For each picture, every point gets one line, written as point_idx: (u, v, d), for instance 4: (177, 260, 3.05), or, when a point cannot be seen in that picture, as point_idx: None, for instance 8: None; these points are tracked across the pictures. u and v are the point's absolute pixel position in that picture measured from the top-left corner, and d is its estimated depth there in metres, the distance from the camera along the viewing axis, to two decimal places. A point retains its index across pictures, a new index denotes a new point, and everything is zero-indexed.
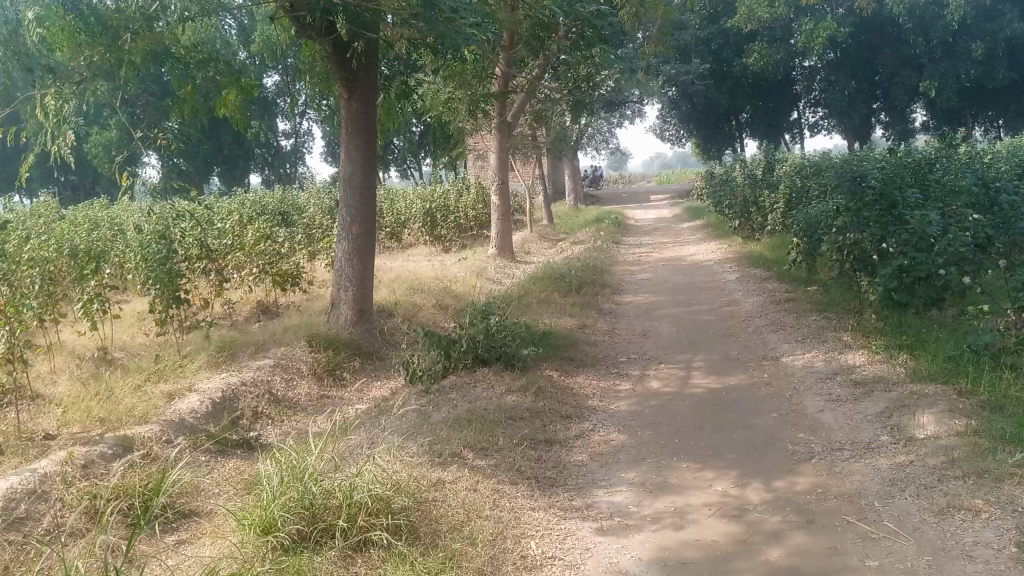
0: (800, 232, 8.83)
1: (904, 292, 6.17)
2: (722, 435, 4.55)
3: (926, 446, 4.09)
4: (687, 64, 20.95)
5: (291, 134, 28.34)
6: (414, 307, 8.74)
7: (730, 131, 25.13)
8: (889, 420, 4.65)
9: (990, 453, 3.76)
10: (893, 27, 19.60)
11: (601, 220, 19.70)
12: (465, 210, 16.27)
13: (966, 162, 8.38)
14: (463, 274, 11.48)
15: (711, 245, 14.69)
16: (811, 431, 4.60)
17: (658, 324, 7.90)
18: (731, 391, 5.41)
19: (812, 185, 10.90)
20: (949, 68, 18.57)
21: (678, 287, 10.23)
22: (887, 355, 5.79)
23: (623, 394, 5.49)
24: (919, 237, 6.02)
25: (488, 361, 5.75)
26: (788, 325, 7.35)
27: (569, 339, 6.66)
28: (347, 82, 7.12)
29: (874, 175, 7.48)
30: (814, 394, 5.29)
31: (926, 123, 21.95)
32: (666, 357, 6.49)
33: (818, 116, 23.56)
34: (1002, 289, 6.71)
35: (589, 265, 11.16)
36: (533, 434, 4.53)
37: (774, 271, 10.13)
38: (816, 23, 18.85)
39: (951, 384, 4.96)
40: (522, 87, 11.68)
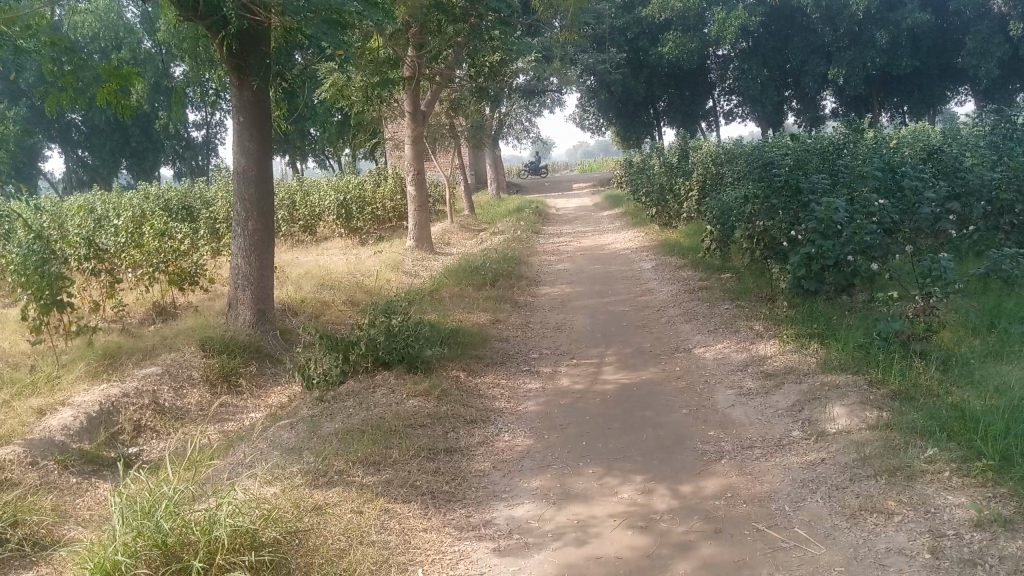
0: (712, 220, 8.75)
1: (813, 279, 6.07)
2: (632, 435, 4.33)
3: (837, 443, 3.96)
4: (604, 54, 20.59)
5: (202, 126, 27.25)
6: (321, 304, 8.30)
7: (648, 119, 24.99)
8: (801, 414, 4.52)
9: (902, 448, 3.65)
10: (802, 16, 19.98)
11: (521, 209, 19.50)
12: (383, 201, 15.80)
13: (871, 147, 8.43)
14: (378, 268, 11.07)
15: (629, 234, 14.62)
16: (723, 427, 4.43)
17: (574, 316, 7.66)
18: (641, 387, 5.20)
19: (727, 172, 10.87)
20: (855, 56, 19.02)
21: (596, 277, 10.04)
22: (798, 344, 5.69)
23: (532, 392, 5.22)
24: (825, 225, 5.90)
25: (389, 363, 5.37)
26: (700, 314, 7.24)
27: (480, 336, 6.32)
28: (237, 68, 6.63)
29: (782, 162, 7.42)
30: (725, 388, 5.13)
31: (834, 111, 22.22)
32: (578, 352, 6.25)
33: (733, 104, 23.79)
34: (910, 274, 6.70)
35: (507, 257, 10.87)
36: (432, 441, 4.22)
37: (690, 259, 10.04)
38: (728, 11, 19.07)
39: (862, 374, 4.86)
40: (434, 75, 11.33)
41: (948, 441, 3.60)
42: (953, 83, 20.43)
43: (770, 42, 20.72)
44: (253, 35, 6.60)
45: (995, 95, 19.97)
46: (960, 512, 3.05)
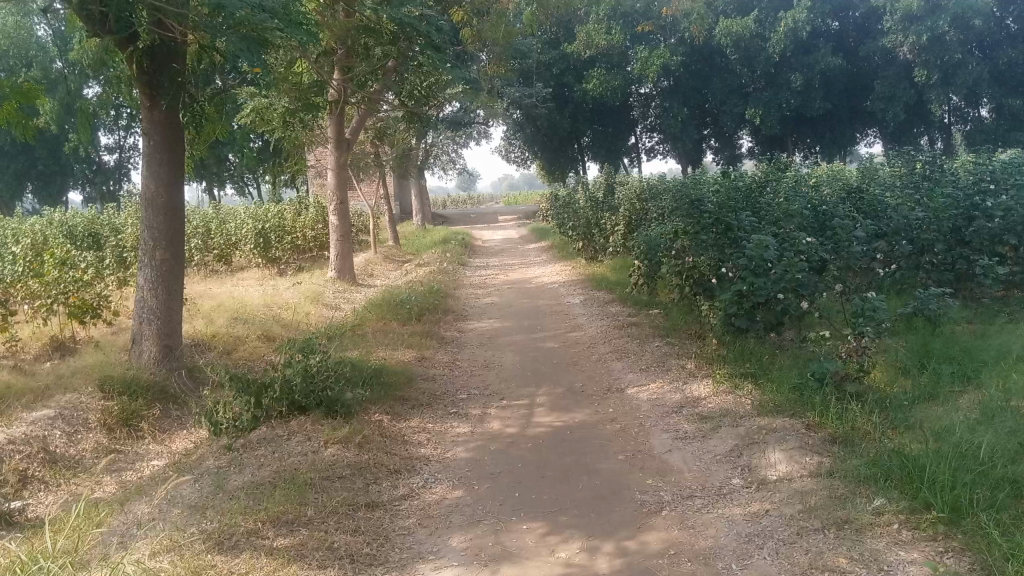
0: (639, 255, 8.68)
1: (744, 317, 5.96)
2: (566, 485, 4.07)
3: (780, 492, 3.80)
4: (530, 88, 20.62)
5: (115, 149, 26.14)
6: (234, 340, 7.83)
7: (572, 153, 25.06)
8: (740, 460, 4.35)
9: (849, 499, 3.51)
10: (721, 57, 20.48)
11: (447, 240, 19.24)
12: (303, 230, 15.27)
13: (794, 185, 8.52)
14: (296, 300, 10.62)
15: (556, 267, 14.49)
16: (661, 475, 4.22)
17: (502, 354, 7.39)
18: (575, 430, 4.97)
19: (652, 208, 10.86)
20: (771, 97, 19.55)
21: (524, 312, 9.82)
22: (732, 385, 5.56)
23: (460, 438, 4.92)
24: (756, 262, 5.81)
25: (306, 408, 4.99)
26: (631, 352, 7.08)
27: (404, 376, 5.99)
28: (148, 89, 6.20)
29: (710, 199, 7.37)
30: (660, 432, 4.95)
31: (751, 150, 22.77)
32: (508, 392, 5.98)
33: (654, 141, 24.11)
34: (838, 313, 6.70)
35: (432, 289, 10.56)
36: (351, 496, 3.88)
37: (618, 294, 9.92)
38: (651, 50, 19.37)
39: (799, 418, 4.75)
40: (358, 103, 11.00)
41: (893, 490, 3.47)
42: (861, 125, 21.26)
43: (689, 82, 21.05)
44: (165, 50, 6.18)
45: (901, 138, 20.80)
46: (915, 570, 2.90)
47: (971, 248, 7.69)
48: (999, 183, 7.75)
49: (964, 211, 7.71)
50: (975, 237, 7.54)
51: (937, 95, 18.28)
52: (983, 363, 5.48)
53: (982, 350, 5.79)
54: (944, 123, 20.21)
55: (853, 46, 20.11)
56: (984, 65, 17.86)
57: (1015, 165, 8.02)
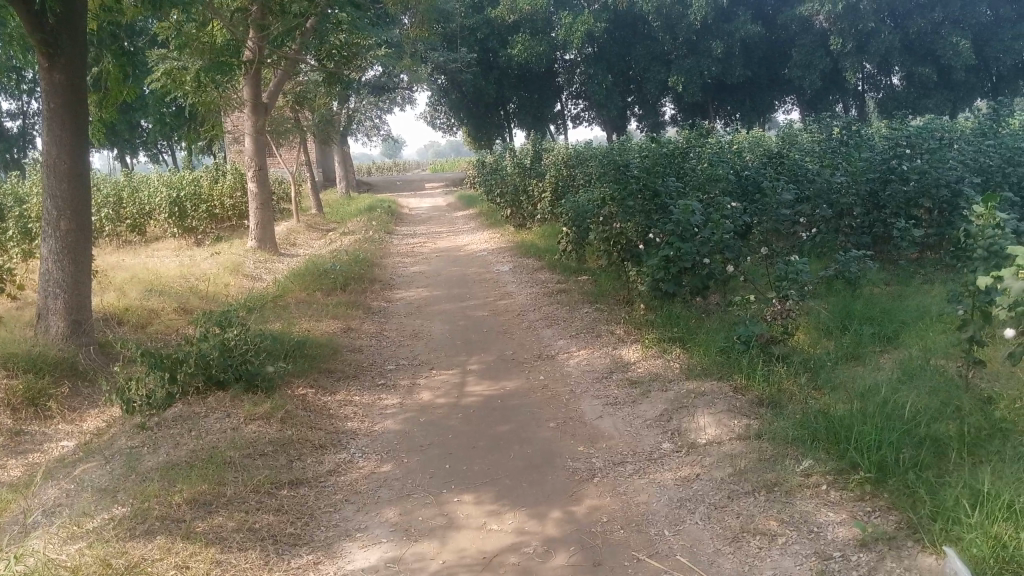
0: (567, 221, 8.64)
1: (671, 282, 5.96)
2: (498, 455, 4.00)
3: (710, 455, 3.81)
4: (454, 53, 20.27)
5: (17, 115, 24.75)
6: (148, 313, 7.47)
7: (499, 120, 24.76)
8: (670, 424, 4.34)
9: (777, 461, 3.54)
10: (644, 24, 20.51)
11: (373, 208, 18.89)
12: (220, 199, 14.73)
13: (717, 150, 8.59)
14: (214, 270, 10.25)
15: (484, 235, 14.38)
16: (592, 442, 4.19)
17: (431, 323, 7.25)
18: (506, 398, 4.90)
19: (580, 174, 10.83)
20: (693, 64, 19.69)
21: (452, 280, 9.69)
22: (661, 349, 5.57)
23: (389, 409, 4.79)
24: (682, 228, 5.78)
25: (224, 383, 4.77)
26: (560, 318, 7.03)
27: (329, 347, 5.82)
28: (46, 46, 5.74)
29: (636, 164, 7.33)
30: (591, 397, 4.91)
31: (673, 117, 22.98)
32: (438, 361, 5.86)
33: (580, 108, 24.05)
34: (762, 277, 6.80)
35: (357, 258, 10.32)
36: (274, 474, 3.72)
37: (547, 261, 9.88)
38: (575, 17, 19.31)
39: (726, 381, 4.79)
40: (275, 64, 10.57)
41: (821, 450, 3.52)
42: (780, 92, 21.64)
43: (613, 48, 20.97)
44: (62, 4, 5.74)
45: (818, 104, 21.29)
46: (843, 531, 2.94)
47: (888, 211, 7.90)
48: (915, 148, 7.98)
49: (881, 174, 7.91)
50: (891, 200, 7.75)
51: (851, 63, 18.66)
52: (901, 324, 5.64)
53: (900, 311, 5.95)
54: (858, 91, 20.67)
55: (772, 13, 20.36)
56: (896, 34, 18.23)
57: (928, 130, 8.24)
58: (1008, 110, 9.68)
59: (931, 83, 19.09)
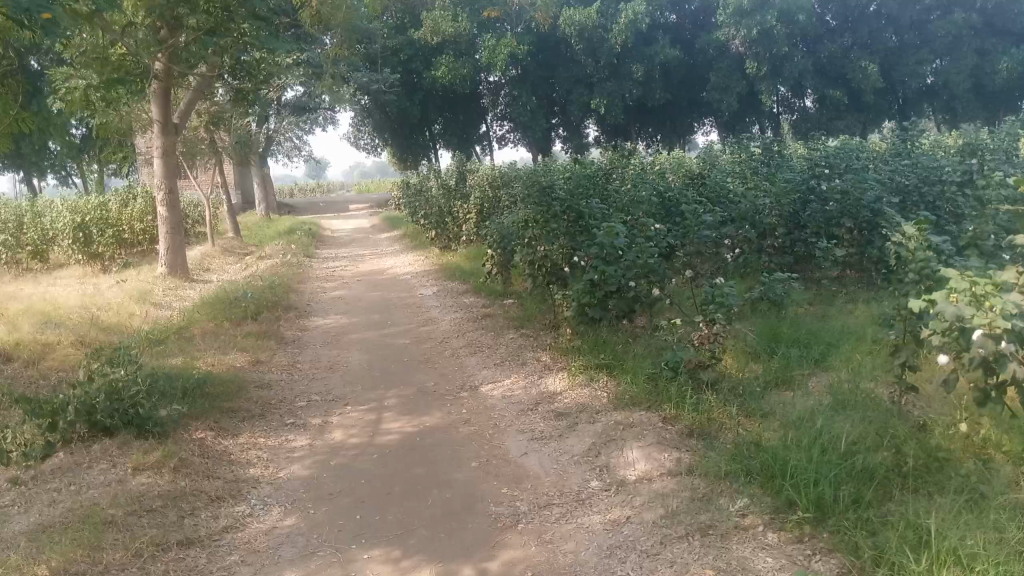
0: (492, 243, 8.42)
1: (597, 306, 5.74)
2: (414, 501, 3.69)
3: (640, 495, 3.57)
4: (377, 74, 19.91)
5: None
6: (39, 349, 6.88)
7: (423, 141, 24.36)
8: (597, 460, 4.09)
9: (710, 501, 3.34)
10: (566, 46, 20.55)
11: (292, 231, 18.32)
12: (129, 223, 13.89)
13: (640, 172, 8.53)
14: (118, 299, 9.63)
15: (407, 258, 14.02)
16: (516, 482, 3.91)
17: (348, 353, 6.88)
18: (424, 436, 4.58)
19: (505, 195, 10.61)
20: (615, 87, 19.82)
21: (373, 306, 9.33)
22: (587, 378, 5.34)
23: (296, 453, 4.42)
24: (607, 250, 5.58)
25: (113, 430, 4.35)
26: (485, 346, 6.75)
27: (233, 385, 5.39)
28: None
29: (560, 186, 7.14)
30: (515, 432, 4.63)
31: (596, 138, 23.01)
32: (354, 396, 5.50)
33: (505, 129, 23.99)
34: (689, 300, 6.68)
35: (271, 284, 9.83)
36: (161, 534, 3.32)
37: (472, 284, 9.61)
38: (498, 39, 19.12)
39: (655, 411, 4.59)
40: (185, 84, 10.05)
41: (755, 487, 3.36)
42: (699, 115, 22.13)
43: (537, 71, 20.94)
44: None
45: (735, 126, 21.73)
46: None
47: (809, 232, 7.95)
48: (833, 168, 8.06)
49: (802, 194, 7.94)
50: (812, 220, 7.80)
51: (767, 86, 19.05)
52: (828, 346, 5.58)
53: (826, 332, 5.90)
54: (773, 113, 21.15)
55: (690, 39, 20.83)
56: (808, 59, 18.95)
57: (845, 152, 8.36)
58: (916, 131, 9.94)
59: (843, 104, 19.69)
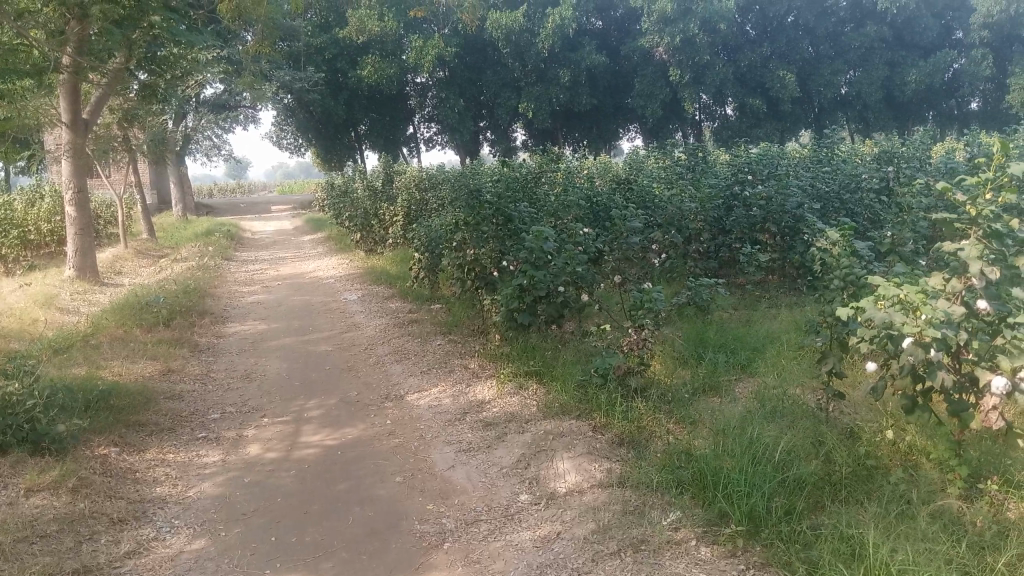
0: (419, 247, 8.23)
1: (526, 311, 5.60)
2: (334, 520, 3.50)
3: (570, 509, 3.46)
4: (301, 72, 19.40)
5: None
6: None
7: (349, 142, 23.86)
8: (527, 473, 3.97)
9: (643, 514, 3.26)
10: (493, 50, 20.47)
11: (210, 232, 17.70)
12: (36, 223, 13.18)
13: (569, 176, 8.49)
14: (20, 304, 9.07)
15: (331, 260, 13.66)
16: (442, 498, 3.75)
17: (266, 361, 6.60)
18: (346, 450, 4.38)
19: (432, 198, 10.43)
20: (542, 91, 19.81)
21: (295, 311, 9.01)
22: (516, 386, 5.22)
23: (208, 470, 4.17)
24: (536, 255, 5.46)
25: (5, 448, 4.02)
26: (411, 352, 6.56)
27: (140, 397, 5.07)
28: None
29: (488, 190, 7.00)
30: (442, 444, 4.47)
31: (524, 143, 22.94)
32: (272, 408, 5.25)
33: (432, 131, 23.78)
34: (618, 305, 6.64)
35: (186, 288, 9.40)
36: (55, 562, 3.06)
37: (398, 289, 9.39)
38: (425, 40, 18.90)
39: (585, 419, 4.50)
40: (95, 78, 9.53)
41: (687, 498, 3.30)
42: (623, 120, 22.36)
43: (464, 73, 20.80)
44: None
45: (658, 133, 22.00)
46: None
47: (733, 237, 8.03)
48: (756, 175, 8.16)
49: (725, 200, 8.02)
50: (736, 225, 7.88)
51: (690, 94, 19.32)
52: (755, 351, 5.60)
53: (751, 337, 5.94)
54: (695, 120, 21.52)
55: (615, 45, 21.15)
56: (729, 67, 19.25)
57: (767, 158, 8.48)
58: (833, 139, 10.19)
59: (762, 113, 20.03)
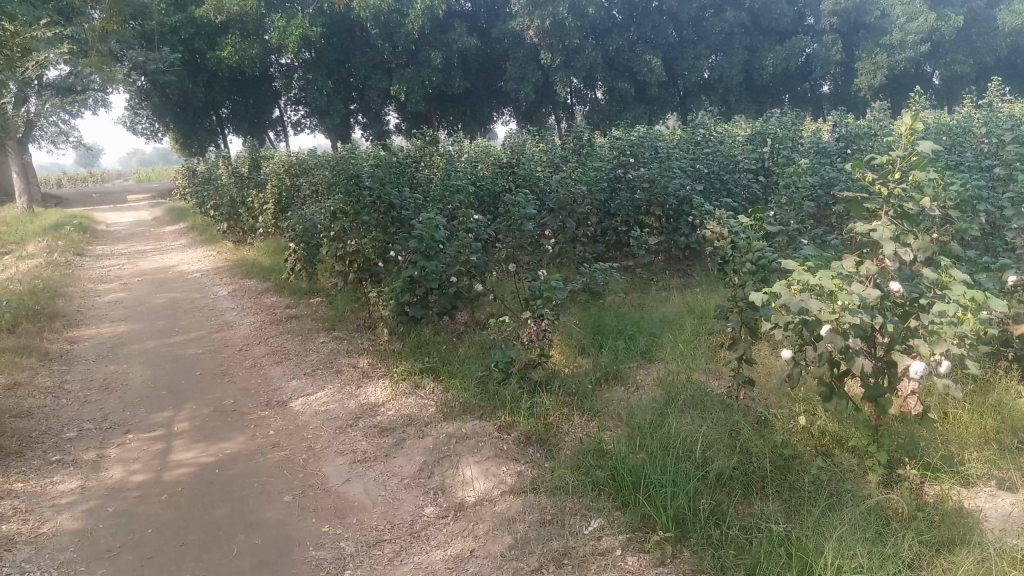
0: (295, 237, 7.71)
1: (418, 304, 5.25)
2: (215, 553, 3.09)
3: (483, 521, 3.20)
4: (154, 52, 18.02)
5: None
6: None
7: (210, 126, 22.51)
8: (430, 483, 3.68)
9: (564, 524, 3.04)
10: (361, 30, 19.82)
11: (59, 225, 16.30)
12: None
13: (449, 161, 8.16)
14: None
15: (197, 252, 12.79)
16: (338, 517, 3.41)
17: (129, 367, 5.99)
18: (226, 468, 3.95)
19: (306, 185, 9.85)
20: (413, 73, 19.26)
21: (158, 310, 8.31)
22: (412, 385, 4.89)
23: (64, 500, 3.65)
24: (426, 243, 5.12)
25: None
26: (292, 352, 6.10)
27: None
28: None
29: (368, 175, 6.58)
30: (334, 455, 4.11)
31: (398, 126, 22.35)
32: (137, 422, 4.71)
33: (300, 114, 22.94)
34: (512, 295, 6.42)
35: (31, 289, 8.49)
36: None
37: (272, 282, 8.83)
38: (288, 20, 18.00)
39: (489, 419, 4.22)
40: None
41: (608, 503, 3.11)
42: (497, 103, 22.21)
43: (332, 54, 19.85)
44: None
45: (532, 116, 21.96)
46: None
47: (619, 219, 7.93)
48: (638, 156, 8.09)
49: (610, 183, 7.92)
50: (621, 209, 7.78)
51: (561, 77, 19.28)
52: (652, 336, 5.49)
53: (646, 321, 5.83)
54: (568, 104, 21.59)
55: (486, 28, 20.90)
56: (598, 51, 19.06)
57: (647, 139, 8.43)
58: (704, 121, 10.33)
59: (631, 97, 20.20)
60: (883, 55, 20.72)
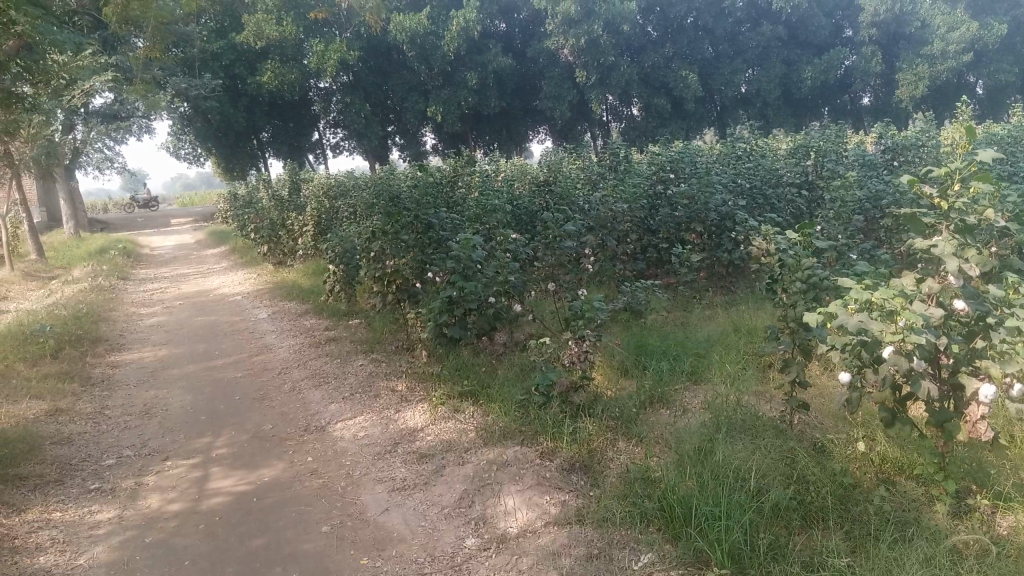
0: (333, 259, 7.69)
1: (456, 326, 5.15)
2: None
3: (526, 555, 3.08)
4: (196, 79, 18.29)
5: None
6: None
7: (251, 150, 22.80)
8: (471, 512, 3.57)
9: (612, 559, 2.89)
10: (398, 53, 19.94)
11: (104, 250, 16.57)
12: None
13: (485, 180, 8.09)
14: None
15: (238, 275, 12.88)
16: (377, 548, 3.31)
17: (169, 393, 5.97)
18: (263, 497, 3.87)
19: (344, 207, 9.86)
20: (449, 94, 19.36)
21: (198, 333, 8.33)
22: (451, 409, 4.78)
23: (101, 530, 3.60)
24: (464, 264, 5.03)
25: None
26: (331, 376, 6.04)
27: (21, 446, 4.42)
28: None
29: (405, 196, 6.54)
30: (373, 483, 4.01)
31: (435, 147, 22.44)
32: (175, 449, 4.66)
33: (339, 137, 23.15)
34: (552, 314, 6.29)
35: (76, 314, 8.58)
36: None
37: (311, 304, 8.82)
38: (326, 44, 18.16)
39: (530, 444, 4.09)
40: None
41: (659, 536, 2.96)
42: (533, 122, 22.17)
43: (369, 77, 20.17)
44: None
45: (568, 134, 21.88)
46: None
47: (659, 236, 7.77)
48: (678, 172, 7.94)
49: (649, 200, 7.77)
50: (662, 226, 7.63)
51: (596, 95, 19.16)
52: (697, 356, 5.32)
53: (691, 341, 5.66)
54: (604, 121, 21.48)
55: (521, 47, 20.89)
56: (633, 67, 19.11)
57: (686, 155, 8.28)
58: (744, 135, 10.13)
59: (667, 113, 19.99)
60: (925, 65, 20.19)
